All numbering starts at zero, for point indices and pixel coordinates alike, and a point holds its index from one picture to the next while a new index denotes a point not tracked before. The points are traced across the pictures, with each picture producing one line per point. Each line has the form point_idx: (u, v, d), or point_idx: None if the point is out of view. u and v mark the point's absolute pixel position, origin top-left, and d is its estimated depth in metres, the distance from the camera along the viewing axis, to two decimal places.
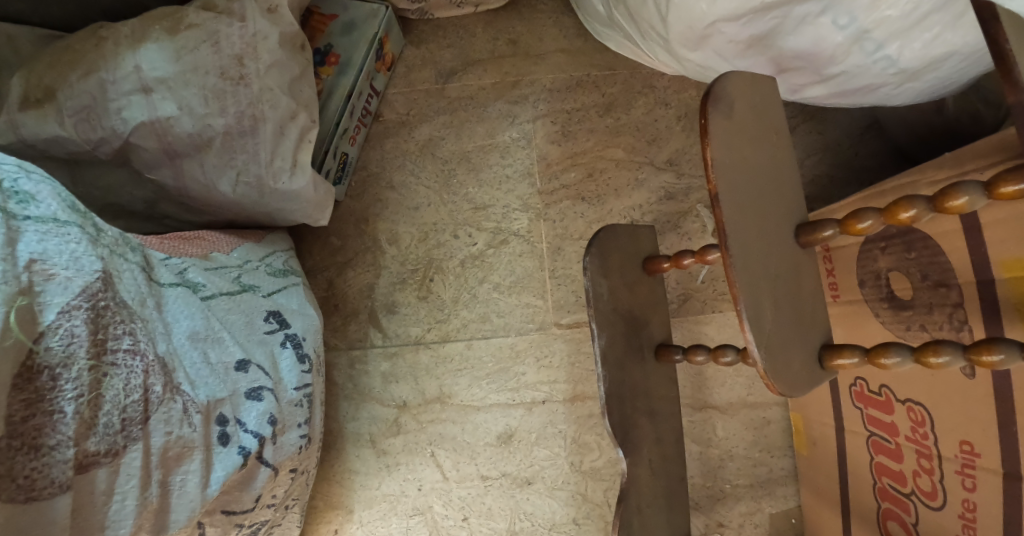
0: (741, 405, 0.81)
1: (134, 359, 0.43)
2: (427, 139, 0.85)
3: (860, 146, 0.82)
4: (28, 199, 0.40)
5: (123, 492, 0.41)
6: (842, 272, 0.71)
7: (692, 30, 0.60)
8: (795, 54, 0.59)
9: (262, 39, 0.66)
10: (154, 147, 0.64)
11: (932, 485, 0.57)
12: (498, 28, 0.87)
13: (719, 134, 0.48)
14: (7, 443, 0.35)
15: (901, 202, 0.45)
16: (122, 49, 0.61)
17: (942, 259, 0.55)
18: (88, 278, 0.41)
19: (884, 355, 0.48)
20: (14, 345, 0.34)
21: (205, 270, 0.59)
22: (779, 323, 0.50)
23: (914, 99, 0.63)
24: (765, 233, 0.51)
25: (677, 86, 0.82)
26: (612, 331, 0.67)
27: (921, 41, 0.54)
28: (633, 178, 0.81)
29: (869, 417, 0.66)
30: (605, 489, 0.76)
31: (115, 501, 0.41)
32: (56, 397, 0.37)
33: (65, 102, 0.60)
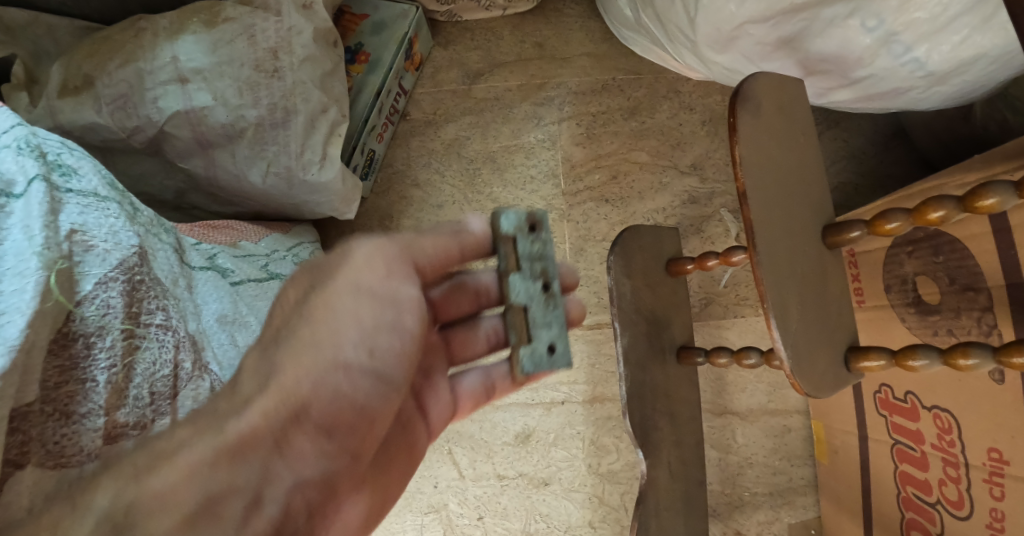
0: (761, 412, 0.81)
1: (165, 334, 0.44)
2: (453, 138, 0.86)
3: (885, 155, 0.82)
4: (70, 172, 0.43)
5: None
6: (867, 278, 0.70)
7: (719, 32, 0.62)
8: (823, 56, 0.60)
9: (297, 34, 0.67)
10: (188, 136, 0.65)
11: (958, 494, 0.56)
12: (525, 32, 0.88)
13: (747, 132, 0.48)
14: (41, 407, 0.36)
15: (929, 202, 0.45)
16: (160, 40, 0.64)
17: (970, 263, 0.56)
18: (126, 252, 0.43)
19: (911, 358, 0.48)
20: (54, 308, 0.37)
21: (234, 257, 0.61)
22: (805, 321, 0.50)
23: (942, 102, 0.62)
24: (793, 232, 0.51)
25: (702, 91, 0.83)
26: (634, 331, 0.67)
27: (950, 43, 0.53)
28: (657, 182, 0.81)
29: (894, 424, 0.65)
30: (623, 492, 0.75)
31: None
32: (90, 365, 0.39)
33: (103, 90, 0.63)
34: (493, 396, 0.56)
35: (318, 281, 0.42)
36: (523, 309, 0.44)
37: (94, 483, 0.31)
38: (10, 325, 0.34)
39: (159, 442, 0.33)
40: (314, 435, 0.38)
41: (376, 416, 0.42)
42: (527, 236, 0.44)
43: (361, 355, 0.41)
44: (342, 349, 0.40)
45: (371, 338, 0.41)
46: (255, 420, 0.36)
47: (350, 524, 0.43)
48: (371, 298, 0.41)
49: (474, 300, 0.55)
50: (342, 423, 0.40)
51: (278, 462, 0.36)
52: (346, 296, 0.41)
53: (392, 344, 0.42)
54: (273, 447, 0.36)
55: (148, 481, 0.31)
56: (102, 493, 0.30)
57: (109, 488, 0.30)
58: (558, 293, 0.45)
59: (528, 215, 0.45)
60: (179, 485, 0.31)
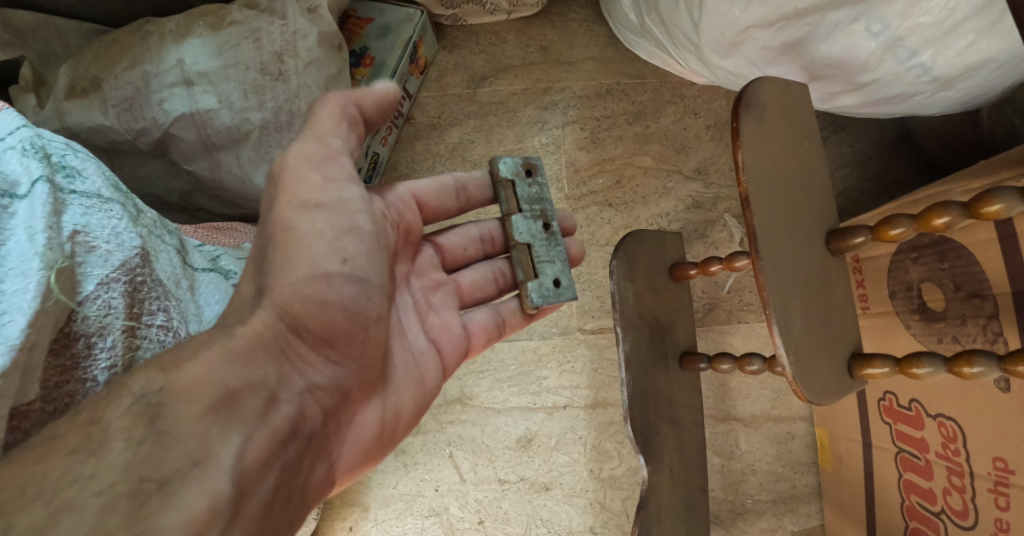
0: (765, 419, 0.80)
1: (166, 335, 0.44)
2: (457, 142, 0.87)
3: (892, 161, 0.81)
4: (74, 174, 0.43)
5: None
6: (872, 284, 0.70)
7: (724, 37, 0.62)
8: (828, 61, 0.60)
9: (302, 38, 0.68)
10: (193, 138, 0.66)
11: (963, 503, 0.56)
12: (530, 36, 0.88)
13: (750, 137, 0.48)
14: (42, 406, 0.37)
15: (935, 208, 0.45)
16: (166, 43, 0.65)
17: (976, 270, 0.55)
18: (128, 253, 0.43)
19: (915, 365, 0.47)
20: (56, 307, 0.37)
21: (237, 259, 0.61)
22: (808, 328, 0.49)
23: (948, 108, 0.62)
24: (797, 237, 0.51)
25: (707, 96, 0.82)
26: (637, 336, 0.66)
27: (955, 48, 0.53)
28: (661, 186, 0.81)
29: (898, 432, 0.64)
30: (625, 498, 0.75)
31: None
32: (90, 365, 0.39)
33: (109, 93, 0.64)
34: (504, 333, 0.61)
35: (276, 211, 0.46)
36: (528, 247, 0.55)
37: (130, 376, 0.37)
38: (11, 324, 0.34)
39: (178, 348, 0.40)
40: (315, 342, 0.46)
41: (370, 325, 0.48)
42: (525, 179, 0.57)
43: (338, 264, 0.46)
44: (318, 262, 0.45)
45: (342, 248, 0.46)
46: (260, 331, 0.44)
47: (367, 432, 0.50)
48: (333, 219, 0.46)
49: (479, 246, 0.62)
50: (337, 330, 0.46)
51: (289, 366, 0.45)
52: (307, 215, 0.45)
53: (360, 252, 0.47)
54: (280, 354, 0.45)
55: (175, 374, 0.38)
56: (138, 379, 0.37)
57: (143, 376, 0.37)
58: (556, 231, 0.57)
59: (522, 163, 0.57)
60: (200, 379, 0.39)
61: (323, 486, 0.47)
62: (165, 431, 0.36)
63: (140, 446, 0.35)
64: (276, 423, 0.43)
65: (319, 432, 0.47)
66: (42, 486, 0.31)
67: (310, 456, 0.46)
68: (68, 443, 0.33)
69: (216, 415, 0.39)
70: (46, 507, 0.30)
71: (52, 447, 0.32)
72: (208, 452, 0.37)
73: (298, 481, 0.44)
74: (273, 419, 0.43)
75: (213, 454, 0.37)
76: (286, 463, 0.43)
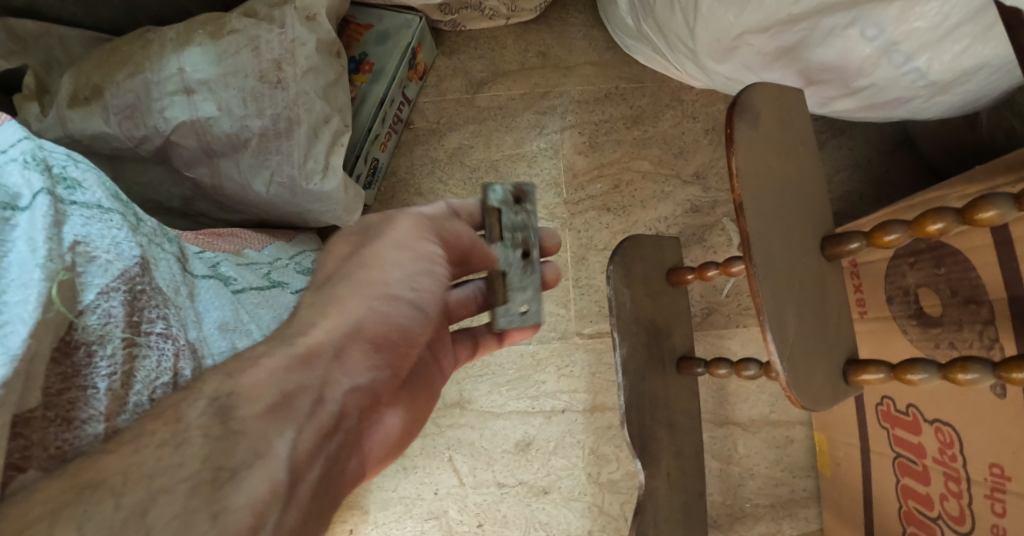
0: (763, 423, 0.80)
1: (166, 342, 0.45)
2: (456, 147, 0.87)
3: (891, 164, 0.81)
4: (75, 185, 0.44)
5: None
6: (869, 288, 0.70)
7: (719, 42, 0.62)
8: (824, 66, 0.60)
9: (300, 46, 0.68)
10: (194, 145, 0.67)
11: (960, 509, 0.56)
12: (528, 40, 0.88)
13: (744, 145, 0.48)
14: (43, 413, 0.37)
15: (928, 215, 0.45)
16: (167, 51, 0.66)
17: (972, 275, 0.55)
18: (128, 262, 0.44)
19: (909, 372, 0.47)
20: (57, 318, 0.37)
21: (236, 266, 0.62)
22: (803, 335, 0.49)
23: (945, 112, 0.61)
24: (791, 243, 0.51)
25: (706, 99, 0.82)
26: (633, 341, 0.67)
27: (951, 53, 0.53)
28: (659, 191, 0.81)
29: (896, 437, 0.64)
30: (622, 502, 0.75)
31: None
32: (91, 372, 0.40)
33: (111, 101, 0.65)
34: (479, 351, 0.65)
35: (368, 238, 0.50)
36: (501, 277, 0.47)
37: (199, 380, 0.38)
38: (13, 334, 0.34)
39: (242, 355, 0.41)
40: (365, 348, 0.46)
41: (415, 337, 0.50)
42: (512, 208, 0.47)
43: (407, 291, 0.48)
44: (391, 286, 0.47)
45: (415, 278, 0.48)
46: (319, 336, 0.44)
47: (391, 434, 0.50)
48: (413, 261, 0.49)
49: None
50: (389, 340, 0.48)
51: (336, 368, 0.44)
52: (394, 248, 0.48)
53: (433, 288, 0.50)
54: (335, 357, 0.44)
55: (242, 379, 0.39)
56: (208, 383, 0.38)
57: (214, 381, 0.38)
58: (535, 262, 0.47)
59: (514, 186, 0.47)
60: (261, 381, 0.39)
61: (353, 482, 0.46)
62: (238, 426, 0.37)
63: (218, 439, 0.36)
64: (324, 421, 0.42)
65: (355, 430, 0.46)
66: (139, 474, 0.32)
67: (346, 450, 0.45)
68: (153, 439, 0.34)
69: (278, 411, 0.39)
70: (145, 490, 0.32)
71: (139, 443, 0.34)
72: (270, 447, 0.37)
73: (336, 477, 0.43)
74: (321, 416, 0.42)
75: (275, 448, 0.38)
76: (330, 455, 0.42)
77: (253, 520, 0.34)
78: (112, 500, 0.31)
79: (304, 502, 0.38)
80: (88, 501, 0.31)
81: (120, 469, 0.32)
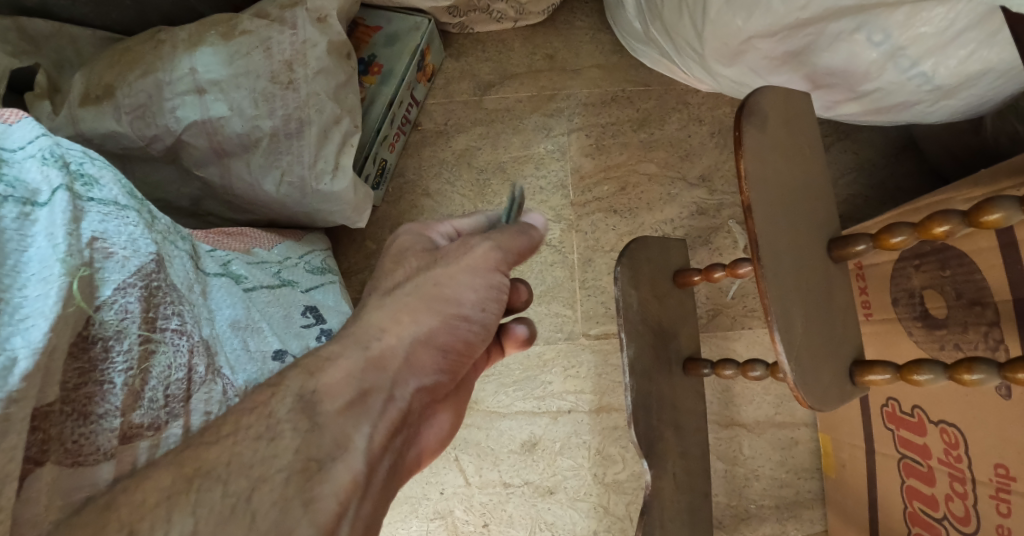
0: (768, 424, 0.81)
1: (181, 338, 0.45)
2: (463, 148, 0.88)
3: (895, 168, 0.82)
4: (92, 182, 0.45)
5: None
6: (874, 291, 0.70)
7: (727, 46, 0.63)
8: (830, 71, 0.61)
9: (311, 47, 0.69)
10: (204, 145, 0.67)
11: (965, 510, 0.56)
12: (536, 43, 0.89)
13: (754, 147, 0.49)
14: (61, 407, 0.37)
15: (935, 217, 0.45)
16: (179, 52, 0.66)
17: (977, 277, 0.55)
18: (144, 259, 0.45)
19: (916, 372, 0.48)
20: (76, 313, 0.37)
21: (247, 264, 0.63)
22: (810, 336, 0.50)
23: (950, 117, 0.62)
24: (798, 244, 0.51)
25: (712, 103, 0.83)
26: (640, 342, 0.67)
27: (956, 58, 0.53)
28: (665, 193, 0.82)
29: (901, 438, 0.65)
30: (628, 502, 0.75)
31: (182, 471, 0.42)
32: (108, 367, 0.40)
33: (123, 100, 0.65)
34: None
35: (444, 255, 0.49)
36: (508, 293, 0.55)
37: (282, 379, 0.41)
38: (34, 328, 0.34)
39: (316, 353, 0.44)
40: (433, 353, 0.47)
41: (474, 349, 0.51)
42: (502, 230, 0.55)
43: (477, 313, 0.49)
44: (462, 306, 0.48)
45: (486, 301, 0.49)
46: (390, 340, 0.45)
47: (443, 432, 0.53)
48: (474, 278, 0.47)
49: None
50: (454, 347, 0.49)
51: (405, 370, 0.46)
52: (469, 272, 0.47)
53: (498, 311, 0.50)
54: (405, 361, 0.46)
55: (322, 377, 0.42)
56: (292, 381, 0.41)
57: (296, 378, 0.41)
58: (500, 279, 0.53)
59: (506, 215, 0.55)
60: (340, 380, 0.42)
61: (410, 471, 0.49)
62: (322, 420, 0.40)
63: (307, 432, 0.38)
64: (393, 415, 0.44)
65: (414, 424, 0.49)
66: (240, 463, 0.35)
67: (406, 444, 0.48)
68: (249, 431, 0.37)
69: (355, 406, 0.42)
70: (246, 479, 0.35)
71: (236, 435, 0.36)
72: (350, 440, 0.40)
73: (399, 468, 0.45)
74: (391, 411, 0.44)
75: (353, 441, 0.40)
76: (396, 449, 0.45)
77: (337, 507, 0.37)
78: (219, 486, 0.34)
79: (374, 497, 0.40)
80: (198, 489, 0.33)
81: (225, 460, 0.35)
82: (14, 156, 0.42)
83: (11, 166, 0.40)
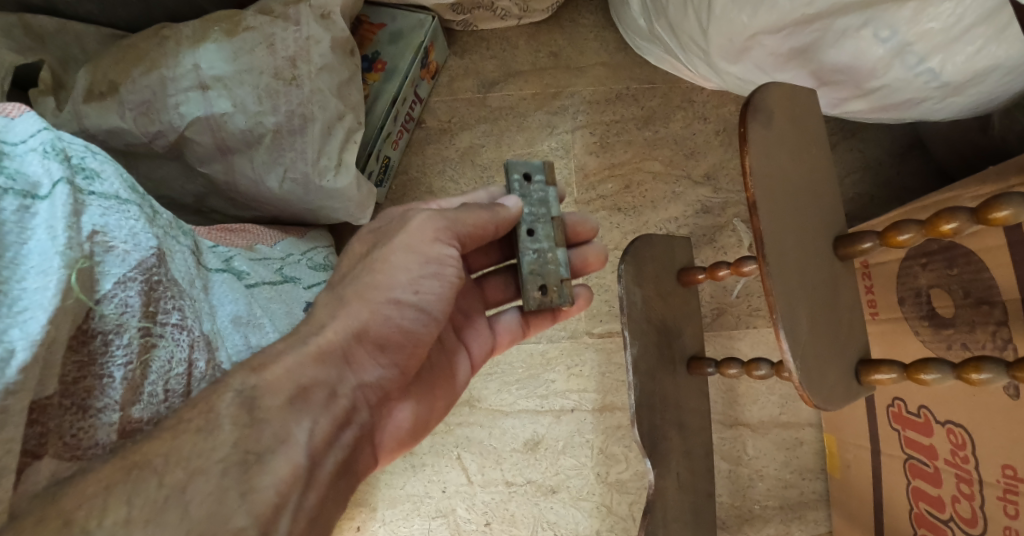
0: (773, 424, 0.80)
1: (181, 333, 0.45)
2: (467, 146, 0.88)
3: (902, 166, 0.81)
4: (93, 175, 0.44)
5: None
6: (881, 290, 0.70)
7: (732, 43, 0.62)
8: (837, 67, 0.60)
9: (315, 43, 0.68)
10: (208, 141, 0.67)
11: (972, 511, 0.56)
12: (540, 41, 0.89)
13: (758, 144, 0.48)
14: (59, 401, 0.37)
15: (942, 214, 0.45)
16: (183, 48, 0.66)
17: (985, 276, 0.55)
18: (144, 253, 0.44)
19: (922, 371, 0.47)
20: (75, 306, 0.37)
21: (250, 260, 0.63)
22: (816, 334, 0.49)
23: (957, 114, 0.61)
24: (805, 242, 0.51)
25: (717, 101, 0.82)
26: (644, 340, 0.67)
27: (964, 54, 0.53)
28: (670, 191, 0.82)
29: (907, 439, 0.64)
30: (631, 502, 0.75)
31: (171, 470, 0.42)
32: (107, 361, 0.40)
33: (126, 96, 0.65)
34: (527, 332, 0.65)
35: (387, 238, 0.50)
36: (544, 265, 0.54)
37: (226, 376, 0.40)
38: (33, 320, 0.34)
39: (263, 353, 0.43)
40: (371, 346, 0.47)
41: (419, 339, 0.49)
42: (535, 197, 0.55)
43: (410, 295, 0.48)
44: (393, 290, 0.47)
45: (419, 282, 0.48)
46: (329, 334, 0.45)
47: (403, 425, 0.53)
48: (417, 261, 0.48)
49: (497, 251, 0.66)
50: (393, 339, 0.48)
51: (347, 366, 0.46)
52: (404, 251, 0.48)
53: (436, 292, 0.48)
54: (344, 357, 0.45)
55: (265, 373, 0.41)
56: (234, 378, 0.40)
57: (239, 374, 0.40)
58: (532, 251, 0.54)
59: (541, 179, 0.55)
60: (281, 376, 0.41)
61: (370, 463, 0.49)
62: (263, 415, 0.39)
63: (245, 427, 0.38)
64: (337, 412, 0.44)
65: (367, 422, 0.48)
66: (179, 456, 0.35)
67: (363, 441, 0.48)
68: (189, 424, 0.36)
69: (297, 402, 0.41)
70: (184, 470, 0.34)
71: (178, 429, 0.36)
72: (290, 435, 0.39)
73: (354, 465, 0.46)
74: (335, 408, 0.44)
75: (294, 435, 0.39)
76: (343, 448, 0.44)
77: (277, 499, 0.36)
78: (155, 478, 0.33)
79: (319, 489, 0.40)
80: (135, 479, 0.33)
81: (163, 452, 0.34)
82: (16, 150, 0.42)
83: (12, 160, 0.41)
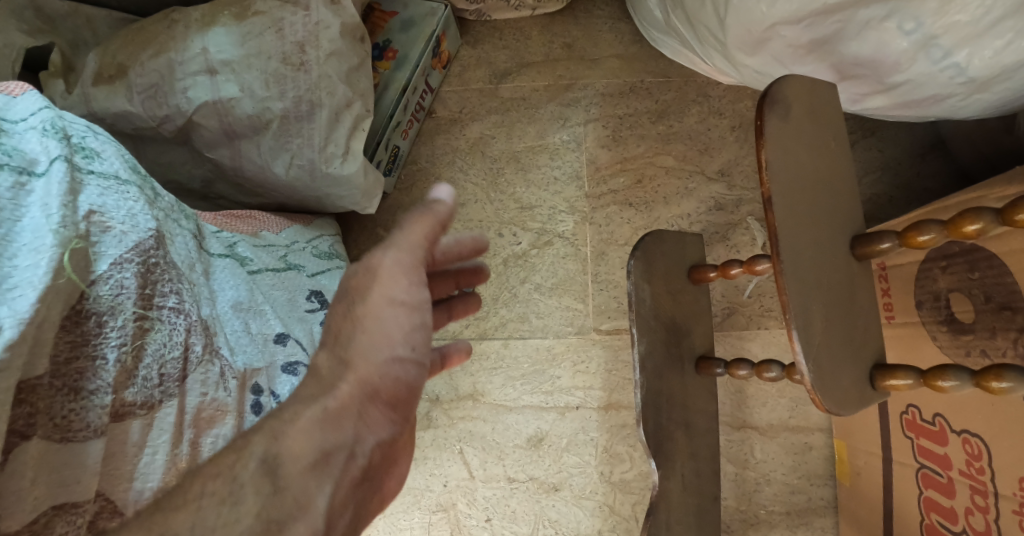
0: (782, 428, 0.78)
1: (177, 317, 0.44)
2: (477, 137, 0.87)
3: (922, 167, 0.79)
4: (93, 155, 0.44)
5: (153, 445, 0.41)
6: (898, 293, 0.68)
7: (750, 33, 0.60)
8: (858, 61, 0.58)
9: (324, 28, 0.67)
10: (215, 126, 0.66)
11: (986, 524, 0.53)
12: (554, 32, 0.87)
13: (775, 138, 0.47)
14: (50, 381, 0.36)
15: (966, 215, 0.42)
16: (192, 31, 0.65)
17: (1009, 281, 0.53)
18: (142, 235, 0.44)
19: (940, 379, 0.45)
20: (67, 285, 0.36)
21: (253, 246, 0.62)
22: (829, 336, 0.47)
23: (982, 112, 0.59)
24: (822, 244, 0.49)
25: (733, 96, 0.80)
26: (652, 338, 0.65)
27: (993, 48, 0.50)
28: (683, 187, 0.80)
29: (920, 448, 0.62)
30: (634, 502, 0.74)
31: (145, 454, 0.41)
32: (101, 342, 0.39)
33: (135, 80, 0.65)
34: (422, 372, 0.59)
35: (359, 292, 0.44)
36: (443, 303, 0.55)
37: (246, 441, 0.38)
38: (21, 299, 0.33)
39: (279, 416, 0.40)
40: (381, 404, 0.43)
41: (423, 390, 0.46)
42: None
43: (408, 351, 0.44)
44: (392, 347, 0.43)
45: (412, 335, 0.44)
46: (342, 398, 0.42)
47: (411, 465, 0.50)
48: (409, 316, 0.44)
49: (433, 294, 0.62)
50: (402, 397, 0.44)
51: (362, 424, 0.42)
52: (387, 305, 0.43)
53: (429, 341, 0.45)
54: (359, 415, 0.42)
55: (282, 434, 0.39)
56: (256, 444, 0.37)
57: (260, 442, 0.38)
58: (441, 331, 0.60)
59: None
60: None
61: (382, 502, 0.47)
62: (285, 482, 0.37)
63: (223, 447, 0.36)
64: (354, 473, 0.41)
65: (382, 470, 0.46)
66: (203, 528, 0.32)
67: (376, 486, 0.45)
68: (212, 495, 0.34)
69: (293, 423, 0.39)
70: None
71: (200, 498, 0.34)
72: (311, 499, 0.37)
73: (370, 510, 0.45)
74: (353, 467, 0.41)
75: (314, 503, 0.38)
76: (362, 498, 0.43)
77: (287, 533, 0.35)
78: None
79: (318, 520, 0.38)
80: None
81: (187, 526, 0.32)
82: (16, 127, 0.41)
83: (11, 137, 0.40)
